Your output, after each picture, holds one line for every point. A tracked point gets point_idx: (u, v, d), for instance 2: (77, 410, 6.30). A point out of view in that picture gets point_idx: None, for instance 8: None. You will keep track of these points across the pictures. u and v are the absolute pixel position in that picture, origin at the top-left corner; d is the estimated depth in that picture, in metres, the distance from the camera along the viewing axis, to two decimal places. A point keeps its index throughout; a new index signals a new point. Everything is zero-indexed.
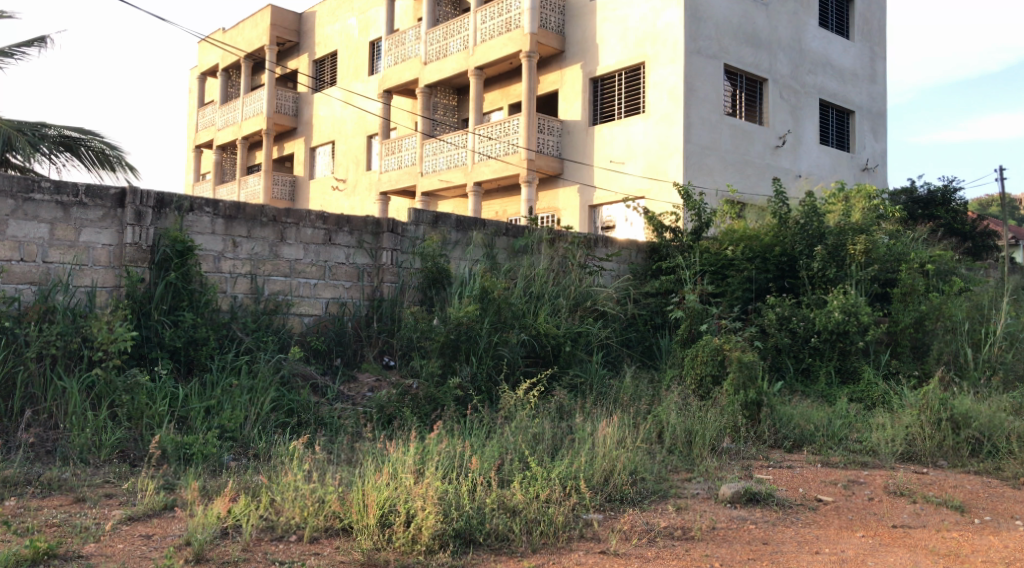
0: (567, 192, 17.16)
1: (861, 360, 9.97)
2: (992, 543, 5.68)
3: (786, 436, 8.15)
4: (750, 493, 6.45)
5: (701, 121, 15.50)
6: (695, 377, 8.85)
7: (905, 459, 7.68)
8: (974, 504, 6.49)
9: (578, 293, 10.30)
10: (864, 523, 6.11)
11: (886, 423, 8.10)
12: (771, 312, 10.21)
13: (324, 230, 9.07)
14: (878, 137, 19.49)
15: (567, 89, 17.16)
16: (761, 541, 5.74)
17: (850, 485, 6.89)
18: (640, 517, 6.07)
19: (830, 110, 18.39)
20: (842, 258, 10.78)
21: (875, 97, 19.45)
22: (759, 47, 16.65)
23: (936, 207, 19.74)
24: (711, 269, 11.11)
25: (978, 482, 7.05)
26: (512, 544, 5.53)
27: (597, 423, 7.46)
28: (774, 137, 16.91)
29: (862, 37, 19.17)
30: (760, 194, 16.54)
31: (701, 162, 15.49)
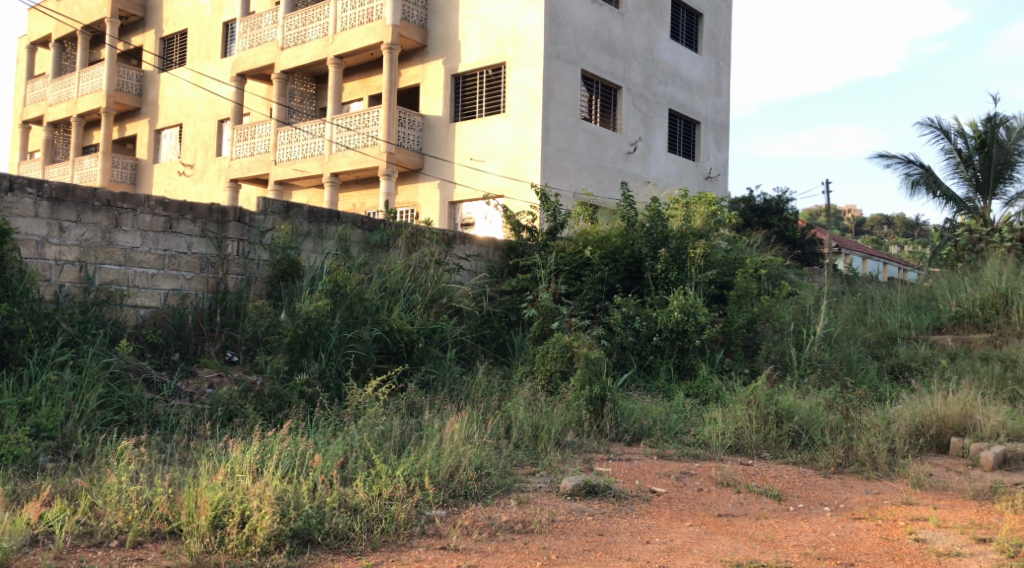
0: (427, 187, 17.12)
1: (698, 358, 10.45)
2: (803, 528, 6.11)
3: (626, 430, 8.45)
4: (589, 486, 6.65)
5: (558, 124, 15.82)
6: (544, 373, 9.06)
7: (734, 452, 8.13)
8: (790, 492, 6.95)
9: (435, 290, 10.32)
10: (693, 512, 6.43)
11: (718, 417, 8.53)
12: (617, 312, 10.61)
13: (164, 218, 8.70)
14: (721, 147, 20.48)
15: (428, 84, 17.11)
16: (596, 532, 5.94)
17: (682, 477, 7.22)
18: (482, 511, 6.16)
19: (678, 120, 19.15)
20: (682, 261, 11.29)
21: (719, 109, 20.39)
22: (615, 55, 17.15)
23: (771, 216, 20.94)
24: (566, 269, 11.28)
25: (796, 472, 7.55)
26: (352, 542, 5.50)
27: (445, 420, 7.50)
28: (627, 144, 17.47)
29: (709, 51, 20.06)
30: (612, 198, 17.06)
31: (557, 164, 15.82)
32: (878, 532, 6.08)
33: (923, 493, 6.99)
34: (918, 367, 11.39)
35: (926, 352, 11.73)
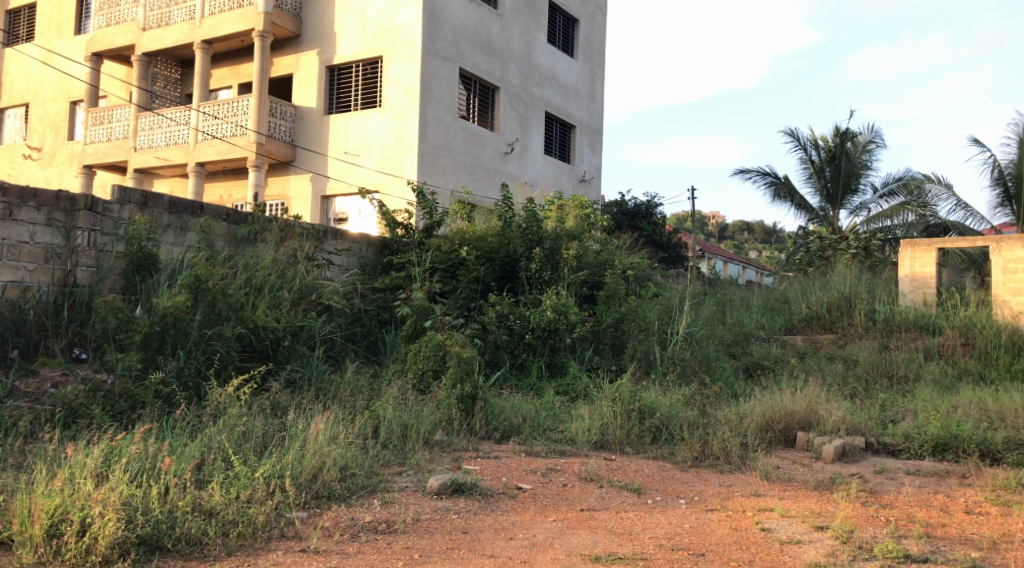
0: (298, 180, 16.68)
1: (567, 356, 10.62)
2: (659, 521, 6.28)
3: (496, 428, 8.47)
4: (455, 484, 6.61)
5: (435, 121, 15.74)
6: (416, 372, 8.96)
7: (598, 447, 8.29)
8: (649, 486, 7.14)
9: (303, 286, 10.06)
10: (556, 508, 6.51)
11: (585, 414, 8.68)
12: (491, 310, 10.60)
13: (3, 204, 8.16)
14: (595, 152, 20.87)
15: (302, 74, 16.69)
16: (461, 530, 5.93)
17: (548, 473, 7.29)
18: (345, 512, 6.04)
19: (554, 123, 19.39)
20: (557, 261, 11.52)
21: (593, 114, 20.77)
22: (492, 55, 17.21)
23: (641, 220, 21.50)
24: (441, 267, 11.22)
25: (656, 467, 7.77)
26: (205, 548, 5.31)
27: (310, 420, 7.32)
28: (503, 144, 17.56)
29: (585, 57, 20.42)
30: (489, 198, 17.10)
31: (434, 161, 15.73)
32: (728, 522, 6.34)
33: (772, 485, 7.31)
34: (770, 365, 11.93)
35: (778, 352, 12.33)
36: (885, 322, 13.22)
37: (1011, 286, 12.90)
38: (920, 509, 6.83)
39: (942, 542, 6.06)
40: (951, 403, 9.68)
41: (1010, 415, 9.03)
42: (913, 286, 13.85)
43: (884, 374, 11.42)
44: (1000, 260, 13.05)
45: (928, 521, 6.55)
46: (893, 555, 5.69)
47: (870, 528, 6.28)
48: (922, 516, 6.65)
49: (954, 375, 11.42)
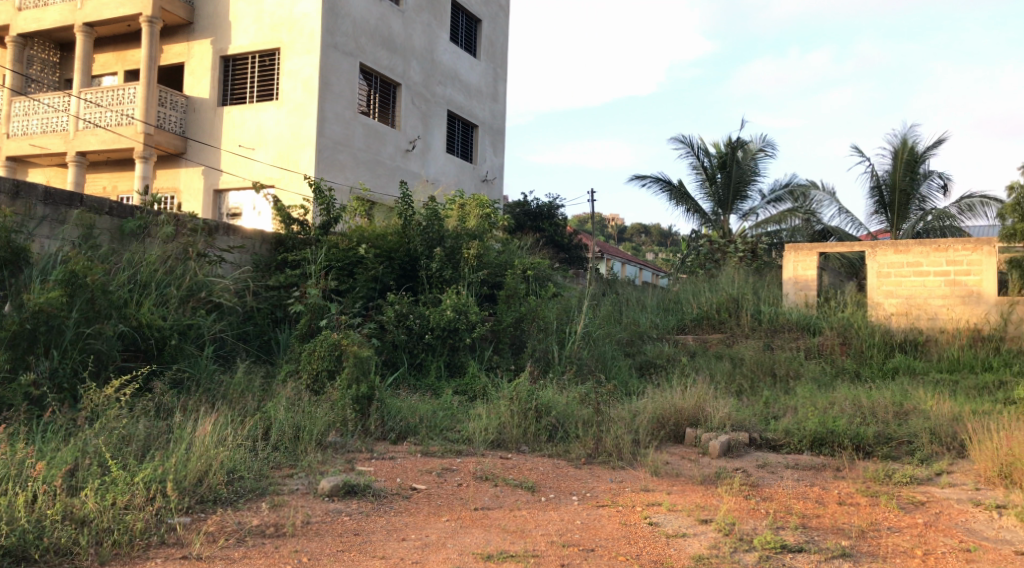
0: (188, 173, 16.12)
1: (467, 356, 10.57)
2: (552, 518, 6.33)
3: (392, 429, 8.32)
4: (348, 486, 6.49)
5: (334, 116, 15.45)
6: (310, 372, 8.74)
7: (495, 446, 8.27)
8: (544, 484, 7.16)
9: (193, 283, 9.69)
10: (449, 507, 6.46)
11: (482, 413, 8.64)
12: (390, 309, 10.44)
13: None
14: (496, 152, 20.89)
15: (194, 63, 16.13)
16: (352, 532, 5.81)
17: (443, 473, 7.23)
18: (231, 517, 5.85)
19: (456, 121, 19.31)
20: (457, 261, 11.43)
21: (496, 114, 20.79)
22: (394, 52, 17.01)
23: (543, 221, 21.64)
24: (337, 265, 11.00)
25: (550, 464, 7.82)
26: (75, 558, 5.11)
27: (197, 422, 7.05)
28: (405, 141, 17.37)
29: (487, 57, 20.41)
30: (388, 195, 16.88)
31: (333, 157, 15.43)
32: (617, 517, 6.45)
33: (661, 480, 7.45)
34: (662, 364, 12.20)
35: (670, 351, 12.63)
36: (770, 322, 13.70)
37: (885, 289, 13.65)
38: (797, 501, 7.09)
39: (817, 532, 6.32)
40: (829, 399, 10.10)
41: (881, 411, 9.47)
42: (795, 289, 14.38)
43: (768, 371, 11.83)
44: (876, 264, 13.74)
45: (805, 512, 6.81)
46: (771, 546, 5.92)
47: (750, 520, 6.49)
48: (799, 507, 6.90)
49: (833, 372, 11.92)
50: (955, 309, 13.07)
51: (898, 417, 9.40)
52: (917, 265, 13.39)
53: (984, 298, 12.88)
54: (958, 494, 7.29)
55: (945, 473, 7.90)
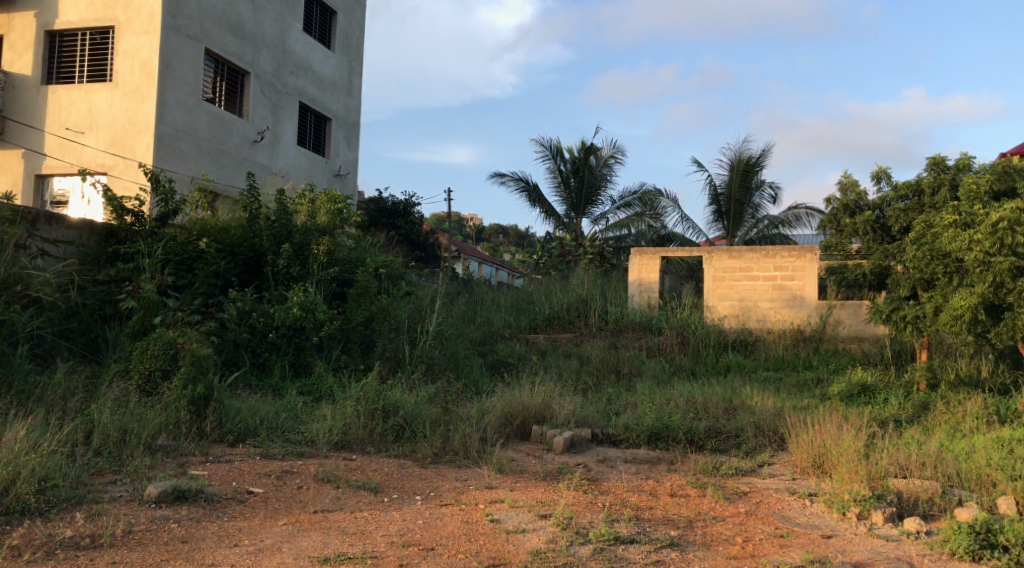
0: (7, 155, 15.00)
1: (313, 355, 10.32)
2: (393, 518, 6.28)
3: (230, 431, 8.02)
4: (178, 491, 6.19)
5: (176, 102, 14.74)
6: (141, 372, 8.29)
7: (339, 448, 8.10)
8: (387, 484, 7.08)
9: (8, 276, 9.03)
10: (287, 510, 6.28)
11: (326, 414, 8.44)
12: (231, 306, 10.06)
13: None
14: (351, 146, 20.54)
15: (15, 37, 15.05)
16: (180, 540, 5.57)
17: (282, 475, 7.03)
18: (41, 529, 5.51)
19: (308, 114, 18.83)
20: (306, 257, 11.11)
21: (350, 109, 20.42)
22: (242, 38, 16.40)
23: (398, 218, 21.30)
24: (175, 259, 10.50)
25: (395, 465, 7.73)
26: None
27: (8, 426, 6.57)
28: (253, 132, 16.78)
29: (342, 50, 20.04)
30: (234, 187, 16.24)
31: (173, 146, 14.71)
32: (459, 516, 6.49)
33: (504, 477, 7.52)
34: (514, 363, 12.34)
35: (520, 349, 12.79)
36: (615, 322, 14.11)
37: (718, 292, 14.30)
38: (632, 494, 7.31)
39: (648, 524, 6.58)
40: (666, 396, 10.50)
41: (712, 406, 9.93)
42: (640, 290, 14.84)
43: (612, 370, 12.18)
44: (712, 267, 14.37)
45: (639, 504, 7.05)
46: (605, 538, 6.15)
47: (588, 514, 6.68)
48: (633, 500, 7.13)
49: (671, 370, 12.40)
50: (781, 311, 13.88)
51: (727, 413, 9.87)
52: (748, 270, 14.13)
53: (806, 302, 13.74)
54: (777, 484, 7.74)
55: (767, 465, 8.37)
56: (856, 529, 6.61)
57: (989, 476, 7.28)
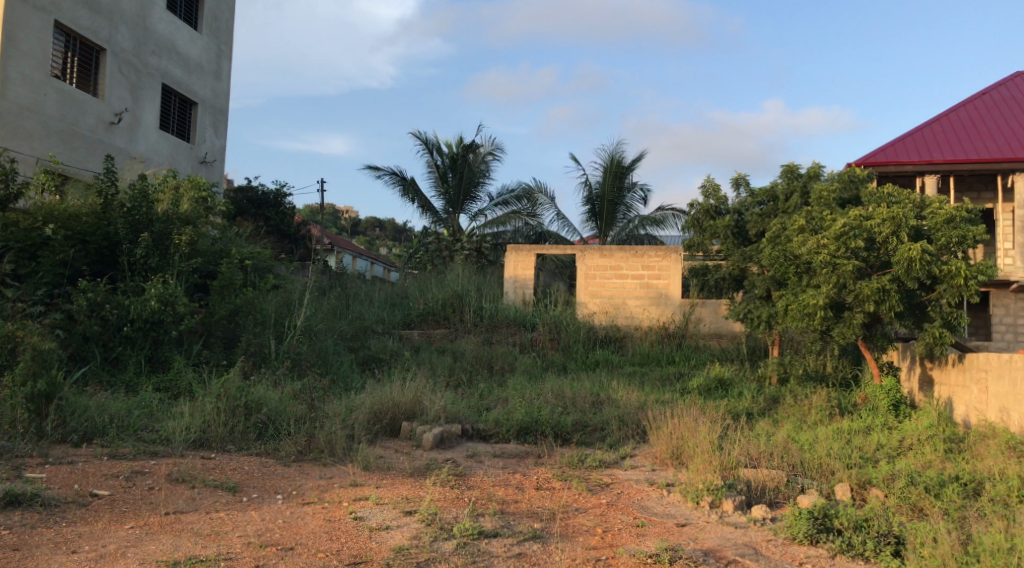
0: None
1: (172, 350, 9.94)
2: (251, 519, 6.16)
3: (74, 431, 7.66)
4: (10, 496, 5.90)
5: (19, 77, 13.96)
6: None
7: (196, 446, 7.86)
8: (247, 484, 6.93)
9: None
10: (136, 513, 6.06)
11: (184, 411, 8.19)
12: (81, 297, 9.55)
13: None
14: (219, 133, 19.56)
15: None
16: (11, 548, 5.34)
17: (132, 477, 6.77)
18: None
19: (172, 96, 17.93)
20: (166, 247, 10.63)
21: (218, 93, 19.47)
22: (97, 13, 15.62)
23: (267, 209, 20.88)
24: (18, 247, 10.02)
25: (256, 463, 7.57)
26: None
27: None
28: (109, 113, 15.89)
29: (210, 32, 19.08)
30: (87, 170, 15.38)
31: (16, 124, 13.92)
32: (322, 514, 6.42)
33: (370, 475, 7.47)
34: (386, 359, 12.26)
35: (393, 345, 12.71)
36: (490, 318, 14.21)
37: (590, 289, 14.65)
38: (499, 488, 7.41)
39: (512, 517, 6.69)
40: (536, 391, 10.69)
41: (580, 401, 10.18)
42: (515, 287, 15.04)
43: (485, 366, 12.28)
44: (584, 265, 14.70)
45: (504, 498, 7.15)
46: (469, 533, 6.22)
47: (453, 509, 6.73)
48: (499, 494, 7.23)
49: (543, 365, 12.61)
50: (649, 309, 14.39)
51: (594, 407, 10.13)
52: (618, 268, 14.54)
53: (671, 300, 14.28)
54: (637, 476, 8.00)
55: (629, 456, 8.64)
56: (708, 517, 6.92)
57: (828, 465, 7.76)
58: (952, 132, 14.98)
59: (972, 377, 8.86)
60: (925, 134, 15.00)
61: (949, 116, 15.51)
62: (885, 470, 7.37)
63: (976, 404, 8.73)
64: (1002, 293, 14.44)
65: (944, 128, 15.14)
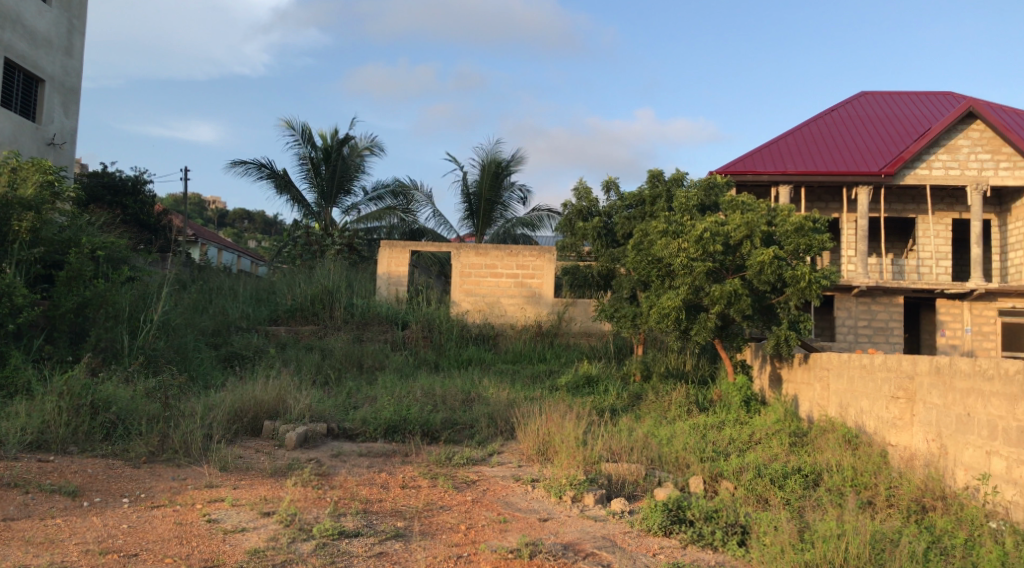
0: None
1: (8, 345, 9.35)
2: (91, 525, 5.90)
3: None
4: None
5: None
6: None
7: (34, 448, 7.44)
8: (89, 487, 6.59)
9: None
10: None
11: (21, 410, 7.73)
12: None
13: None
14: (68, 114, 18.42)
15: None
16: None
17: None
18: None
19: (15, 73, 16.82)
20: (4, 234, 9.98)
21: (68, 71, 18.32)
22: None
23: (124, 196, 19.93)
24: None
25: (101, 466, 7.21)
26: None
27: None
28: None
29: (60, 4, 17.96)
30: None
31: None
32: (172, 518, 6.18)
33: (227, 476, 7.22)
34: (249, 356, 11.92)
35: (258, 342, 12.36)
36: (361, 315, 13.99)
37: (465, 288, 14.63)
38: (363, 488, 7.30)
39: (375, 516, 6.60)
40: (405, 388, 10.62)
41: (450, 398, 10.16)
42: (388, 283, 14.87)
43: (355, 364, 12.10)
44: (459, 263, 14.66)
45: (368, 497, 7.05)
46: (328, 533, 6.10)
47: (313, 509, 6.59)
48: (363, 493, 7.12)
49: (414, 363, 12.52)
50: (523, 308, 14.52)
51: (463, 405, 10.12)
52: (493, 267, 14.59)
53: (543, 299, 14.48)
54: (504, 472, 8.05)
55: (496, 453, 8.67)
56: (570, 511, 7.02)
57: (684, 458, 8.02)
58: (805, 145, 15.79)
59: (816, 375, 9.33)
60: (780, 146, 15.75)
61: (803, 129, 16.34)
62: (735, 463, 7.69)
63: (819, 400, 9.21)
64: (846, 296, 15.30)
65: (797, 140, 15.95)
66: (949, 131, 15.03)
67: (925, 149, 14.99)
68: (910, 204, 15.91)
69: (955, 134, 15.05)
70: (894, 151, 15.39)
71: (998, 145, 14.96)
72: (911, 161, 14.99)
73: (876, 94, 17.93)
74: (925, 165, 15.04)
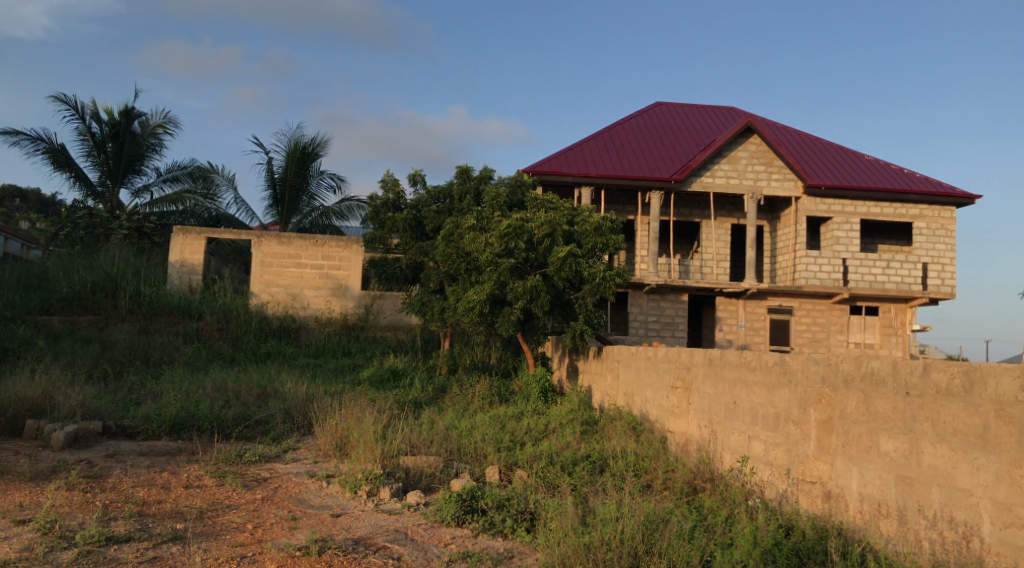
0: None
1: None
2: None
3: None
4: None
5: None
6: None
7: None
8: None
9: None
10: None
11: None
12: None
13: None
14: None
15: None
16: None
17: None
18: None
19: None
20: None
21: None
22: None
23: None
24: None
25: None
26: None
27: None
28: None
29: None
30: None
31: None
32: None
33: None
34: (14, 349, 10.89)
35: (25, 334, 11.31)
36: (149, 305, 13.07)
37: (266, 278, 14.01)
38: (140, 489, 6.78)
39: (151, 519, 6.13)
40: (195, 383, 10.00)
41: (244, 394, 9.66)
42: (179, 272, 13.97)
43: (140, 357, 11.27)
44: (260, 252, 14.03)
45: (145, 499, 6.55)
46: (93, 540, 5.61)
47: (78, 514, 6.05)
48: (140, 495, 6.62)
49: (207, 357, 11.85)
50: (327, 301, 14.09)
51: (259, 400, 9.66)
52: (296, 257, 14.08)
53: (350, 292, 14.12)
54: (297, 468, 7.74)
55: (291, 450, 8.31)
56: (363, 506, 6.83)
57: (481, 449, 8.04)
58: (604, 149, 16.37)
59: (608, 366, 9.66)
60: (582, 149, 16.23)
61: (603, 134, 16.92)
62: (529, 452, 7.78)
63: (610, 390, 9.55)
64: (638, 293, 15.97)
65: (597, 144, 16.50)
66: (731, 143, 16.02)
67: (710, 160, 15.91)
68: (696, 209, 16.82)
69: (736, 146, 16.05)
70: (683, 159, 16.24)
71: (771, 158, 16.08)
72: (697, 169, 15.87)
73: (670, 105, 18.88)
74: (709, 173, 15.96)
